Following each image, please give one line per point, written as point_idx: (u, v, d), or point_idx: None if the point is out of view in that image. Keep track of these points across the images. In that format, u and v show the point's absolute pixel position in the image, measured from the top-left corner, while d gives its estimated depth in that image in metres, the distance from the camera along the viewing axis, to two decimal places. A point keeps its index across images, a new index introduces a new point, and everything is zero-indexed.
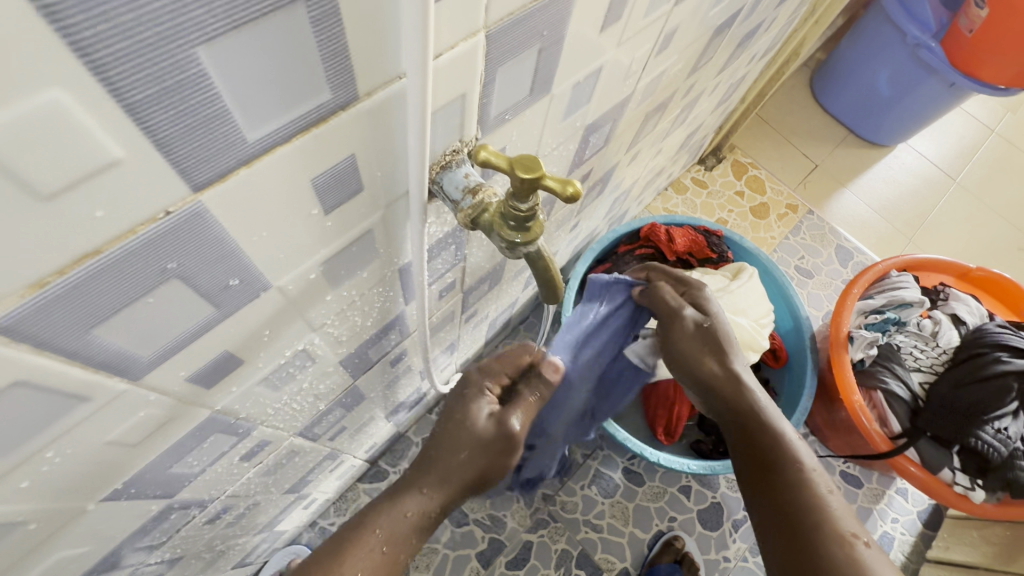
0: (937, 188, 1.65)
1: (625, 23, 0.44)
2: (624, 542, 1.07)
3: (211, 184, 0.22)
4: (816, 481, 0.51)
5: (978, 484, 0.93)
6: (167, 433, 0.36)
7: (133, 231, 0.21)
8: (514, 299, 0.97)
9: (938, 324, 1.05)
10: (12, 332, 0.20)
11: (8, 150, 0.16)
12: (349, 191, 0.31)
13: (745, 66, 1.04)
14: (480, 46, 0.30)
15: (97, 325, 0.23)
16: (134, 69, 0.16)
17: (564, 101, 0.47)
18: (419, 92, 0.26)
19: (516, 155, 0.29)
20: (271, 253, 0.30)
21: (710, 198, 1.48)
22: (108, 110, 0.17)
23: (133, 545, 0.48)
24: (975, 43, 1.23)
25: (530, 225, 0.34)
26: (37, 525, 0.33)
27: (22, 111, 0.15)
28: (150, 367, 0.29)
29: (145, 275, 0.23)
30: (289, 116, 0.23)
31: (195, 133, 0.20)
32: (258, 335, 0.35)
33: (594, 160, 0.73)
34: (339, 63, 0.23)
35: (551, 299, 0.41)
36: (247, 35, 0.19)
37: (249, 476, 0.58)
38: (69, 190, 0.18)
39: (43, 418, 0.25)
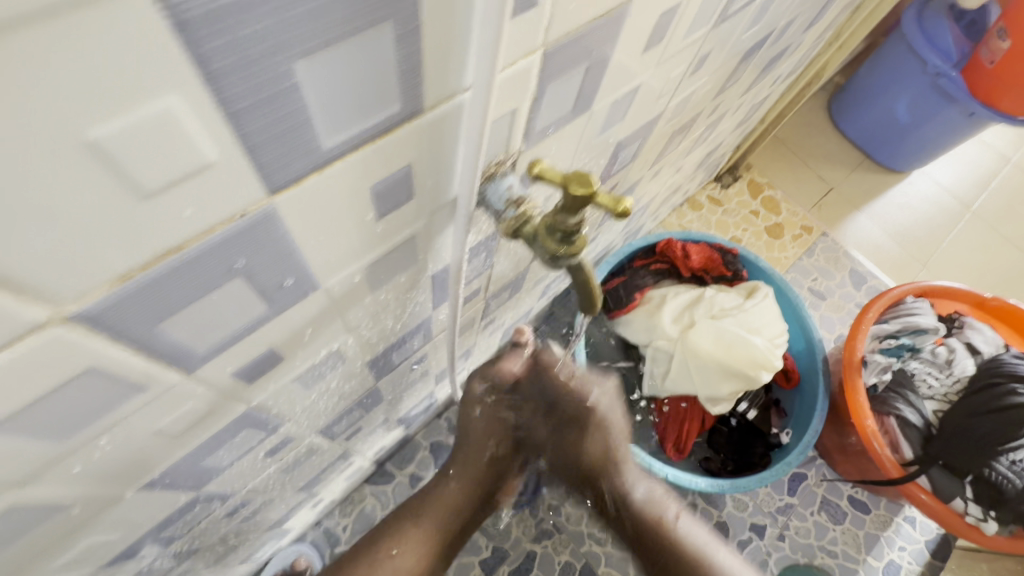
0: (952, 217, 1.65)
1: (665, 45, 0.45)
2: (627, 557, 1.06)
3: (285, 188, 0.23)
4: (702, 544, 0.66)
5: (991, 516, 0.93)
6: (207, 425, 0.36)
7: (212, 229, 0.22)
8: (530, 309, 0.98)
9: (953, 352, 1.04)
10: (93, 321, 0.21)
11: (123, 149, 0.17)
12: (402, 198, 0.32)
13: (768, 88, 1.05)
14: (536, 64, 0.31)
15: (166, 318, 0.24)
16: (241, 77, 0.17)
17: (600, 118, 0.48)
18: (483, 105, 0.27)
19: (572, 172, 0.30)
20: (326, 255, 0.30)
21: (725, 216, 1.48)
22: (213, 114, 0.18)
23: (156, 536, 0.48)
24: (996, 74, 1.24)
25: (574, 238, 0.34)
26: (79, 510, 0.33)
27: (142, 113, 0.16)
28: (203, 361, 0.30)
29: (214, 272, 0.24)
30: (363, 127, 0.24)
31: (281, 138, 0.21)
32: (299, 334, 0.36)
33: (619, 175, 0.73)
34: (413, 76, 0.24)
35: (586, 309, 0.42)
36: (340, 49, 0.20)
37: (269, 472, 0.59)
38: (166, 188, 0.19)
39: (103, 405, 0.26)
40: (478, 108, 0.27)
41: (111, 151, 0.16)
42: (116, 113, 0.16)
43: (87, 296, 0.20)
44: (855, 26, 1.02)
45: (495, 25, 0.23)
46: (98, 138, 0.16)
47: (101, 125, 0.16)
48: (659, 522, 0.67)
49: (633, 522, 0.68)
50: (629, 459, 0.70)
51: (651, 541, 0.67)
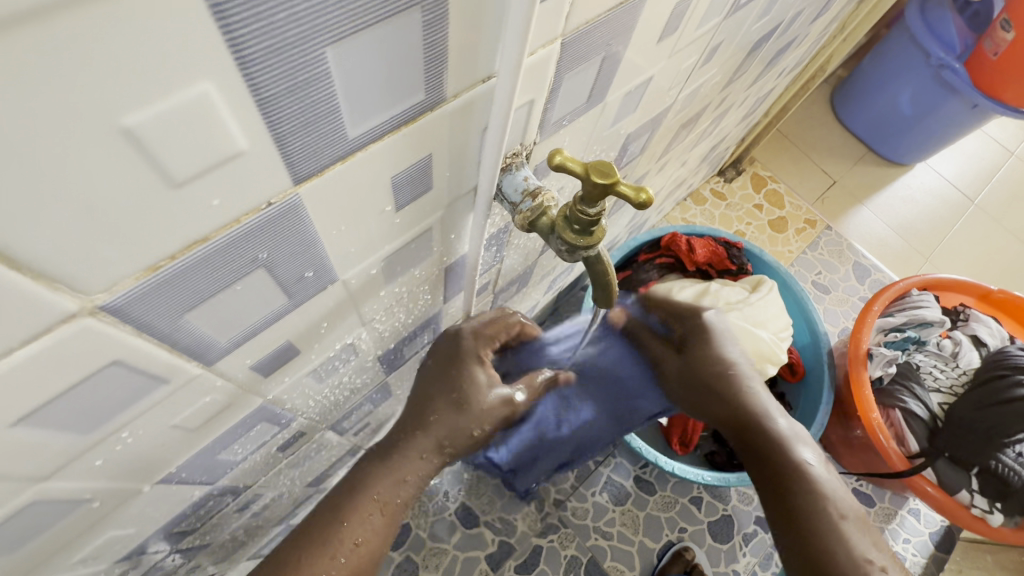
0: (956, 210, 1.65)
1: (678, 35, 0.45)
2: (633, 550, 1.07)
3: (309, 177, 0.23)
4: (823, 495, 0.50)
5: (997, 507, 0.92)
6: (223, 419, 0.36)
7: (237, 220, 0.22)
8: (535, 303, 0.98)
9: (958, 344, 1.05)
10: (120, 313, 0.21)
11: (155, 137, 0.16)
12: (420, 188, 0.31)
13: (773, 81, 1.04)
14: (555, 53, 0.31)
15: (190, 310, 0.24)
16: (272, 63, 0.17)
17: (612, 111, 0.48)
18: (510, 90, 0.26)
19: (592, 162, 0.30)
20: (345, 247, 0.30)
21: (728, 210, 1.48)
22: (244, 101, 0.18)
23: (169, 530, 0.48)
24: (1000, 66, 1.24)
25: (593, 230, 0.34)
26: (98, 504, 0.33)
27: (176, 101, 0.16)
28: (223, 354, 0.29)
29: (238, 264, 0.24)
30: (386, 115, 0.24)
31: (307, 127, 0.20)
32: (315, 327, 0.36)
33: (627, 168, 0.73)
34: (437, 64, 0.24)
35: (603, 303, 0.42)
36: (369, 35, 0.19)
37: (279, 467, 0.59)
38: (195, 178, 0.19)
39: (125, 398, 0.26)
40: (503, 95, 0.27)
41: (145, 139, 0.16)
42: (151, 101, 0.15)
43: (116, 287, 0.20)
44: (860, 19, 1.02)
45: (523, 11, 0.22)
46: (133, 125, 0.16)
47: (137, 113, 0.15)
48: (788, 458, 0.52)
49: (759, 465, 0.54)
50: (773, 408, 0.56)
51: (784, 481, 0.51)
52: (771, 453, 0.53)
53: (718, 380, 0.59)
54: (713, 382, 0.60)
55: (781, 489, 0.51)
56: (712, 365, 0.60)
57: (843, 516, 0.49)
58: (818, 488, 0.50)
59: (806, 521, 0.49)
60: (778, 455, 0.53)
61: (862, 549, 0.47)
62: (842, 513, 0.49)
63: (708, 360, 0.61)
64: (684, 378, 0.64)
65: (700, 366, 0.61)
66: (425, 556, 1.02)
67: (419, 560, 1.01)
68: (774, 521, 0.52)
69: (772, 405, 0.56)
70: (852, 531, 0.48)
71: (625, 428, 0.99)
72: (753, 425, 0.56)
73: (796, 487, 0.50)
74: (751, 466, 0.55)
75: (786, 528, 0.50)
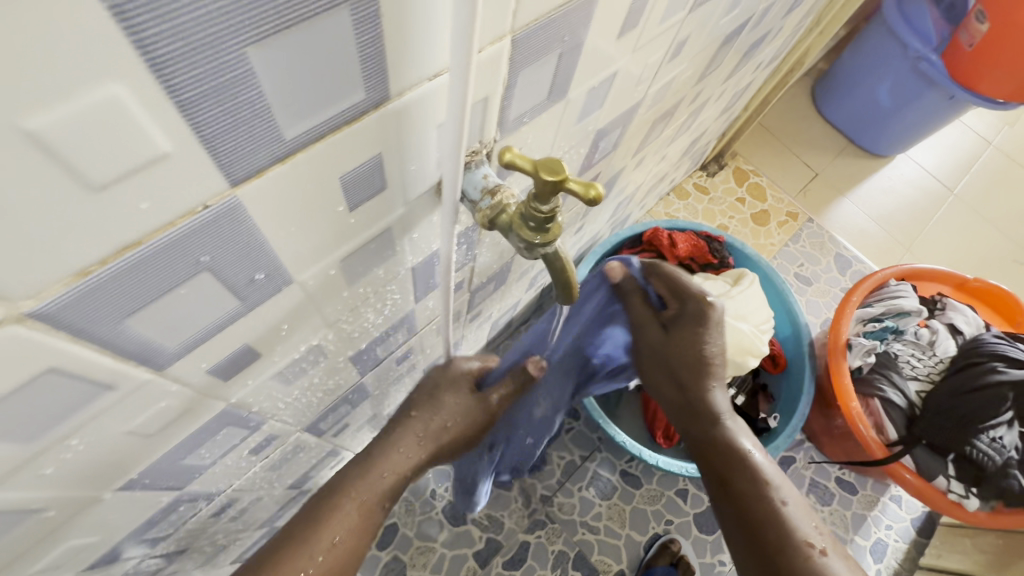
0: (935, 200, 1.67)
1: (640, 31, 0.45)
2: (620, 543, 1.07)
3: (247, 179, 0.23)
4: (769, 493, 0.53)
5: (973, 492, 0.94)
6: (184, 423, 0.36)
7: (172, 223, 0.22)
8: (517, 300, 0.98)
9: (935, 333, 1.06)
10: (53, 320, 0.21)
11: (64, 139, 0.16)
12: (374, 188, 0.31)
13: (751, 74, 1.05)
14: (506, 50, 0.31)
15: (131, 315, 0.24)
16: (186, 65, 0.17)
17: (578, 106, 0.48)
18: (463, 88, 0.26)
19: (541, 159, 0.30)
20: (297, 248, 0.30)
21: (711, 204, 1.49)
22: (161, 103, 0.17)
23: (140, 537, 0.48)
24: (975, 56, 1.25)
25: (549, 226, 0.34)
26: (55, 513, 0.33)
27: (87, 103, 0.16)
28: (175, 358, 0.29)
29: (177, 268, 0.24)
30: (324, 115, 0.23)
31: (236, 129, 0.20)
32: (276, 329, 0.36)
33: (602, 163, 0.73)
34: (375, 64, 0.23)
35: (564, 300, 0.42)
36: (293, 36, 0.19)
37: (255, 470, 0.58)
38: (117, 181, 0.18)
39: (67, 406, 0.26)
40: (456, 93, 0.26)
41: (52, 142, 0.16)
42: (54, 104, 0.15)
43: (43, 294, 0.20)
44: (835, 11, 1.02)
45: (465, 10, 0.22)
46: (38, 129, 0.15)
47: (42, 116, 0.15)
48: (735, 455, 0.56)
49: (710, 466, 0.58)
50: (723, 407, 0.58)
51: (734, 484, 0.55)
52: (722, 453, 0.57)
53: (685, 370, 0.59)
54: (683, 370, 0.59)
55: (730, 485, 0.55)
56: (689, 354, 0.58)
57: (784, 502, 0.53)
58: (759, 480, 0.54)
59: (753, 516, 0.53)
60: (724, 451, 0.57)
61: (803, 533, 0.51)
62: (784, 498, 0.53)
63: (690, 345, 0.57)
64: (653, 352, 0.62)
65: (678, 349, 0.59)
66: (413, 555, 1.02)
67: (406, 558, 1.01)
68: (728, 521, 0.55)
69: (723, 405, 0.58)
70: (793, 515, 0.52)
71: (608, 423, 0.99)
72: (702, 428, 0.59)
73: (744, 488, 0.54)
74: (704, 467, 0.58)
75: (740, 530, 0.54)
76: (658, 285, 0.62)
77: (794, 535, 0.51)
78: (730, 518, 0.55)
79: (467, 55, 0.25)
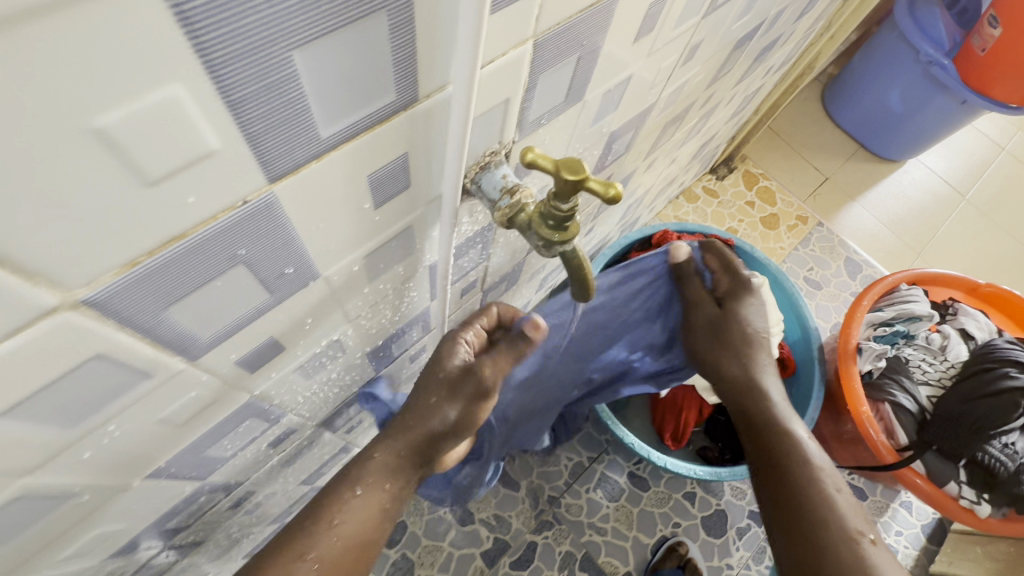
0: (946, 205, 1.66)
1: (655, 36, 0.46)
2: (627, 545, 1.07)
3: (284, 176, 0.24)
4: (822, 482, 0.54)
5: (984, 498, 0.94)
6: (210, 414, 0.37)
7: (214, 217, 0.23)
8: (527, 301, 0.99)
9: (946, 338, 1.06)
10: (102, 308, 0.22)
11: (127, 138, 0.17)
12: (398, 187, 0.32)
13: (760, 79, 1.05)
14: (527, 54, 0.32)
15: (171, 305, 0.25)
16: (239, 68, 0.18)
17: (592, 109, 0.49)
18: (465, 99, 0.28)
19: (562, 159, 0.31)
20: (324, 244, 0.31)
21: (720, 207, 1.49)
22: (214, 104, 0.18)
23: (161, 527, 0.49)
24: (988, 62, 1.24)
25: (567, 225, 0.35)
26: (87, 498, 0.34)
27: (148, 103, 0.17)
28: (207, 349, 0.30)
29: (216, 260, 0.25)
30: (358, 116, 0.24)
31: (279, 128, 0.21)
32: (300, 324, 0.37)
33: (614, 166, 0.74)
34: (406, 67, 0.24)
35: (580, 297, 0.43)
36: (335, 39, 0.20)
37: (271, 464, 0.60)
38: (169, 176, 0.19)
39: (106, 393, 0.27)
40: (461, 101, 0.28)
41: (117, 138, 0.17)
42: (121, 103, 0.16)
43: (95, 282, 0.21)
44: (845, 17, 1.03)
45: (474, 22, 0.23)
46: (106, 126, 0.17)
47: (108, 114, 0.16)
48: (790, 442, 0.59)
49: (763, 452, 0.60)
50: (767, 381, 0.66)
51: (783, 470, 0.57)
52: (776, 440, 0.60)
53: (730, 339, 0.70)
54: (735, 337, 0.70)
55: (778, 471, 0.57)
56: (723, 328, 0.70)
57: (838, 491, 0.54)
58: (814, 468, 0.56)
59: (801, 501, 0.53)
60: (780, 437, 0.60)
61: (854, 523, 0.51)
62: (837, 486, 0.54)
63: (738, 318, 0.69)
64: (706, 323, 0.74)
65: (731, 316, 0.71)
66: (421, 553, 1.02)
67: (414, 557, 1.02)
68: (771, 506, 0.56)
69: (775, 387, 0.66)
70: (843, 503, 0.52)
71: (616, 423, 1.00)
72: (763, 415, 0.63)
73: (796, 470, 0.56)
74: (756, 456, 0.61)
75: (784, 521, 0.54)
76: (712, 260, 0.76)
77: (844, 520, 0.50)
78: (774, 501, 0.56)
79: (473, 70, 0.26)
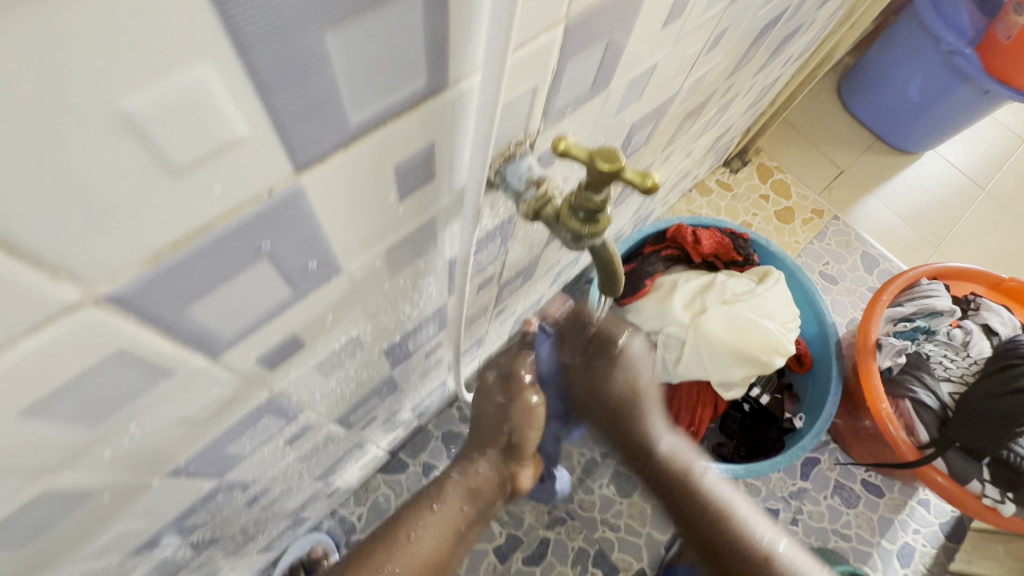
0: (965, 198, 1.63)
1: (682, 23, 0.45)
2: (641, 542, 1.06)
3: (311, 165, 0.23)
4: None
5: (1009, 497, 0.91)
6: (230, 412, 0.36)
7: (240, 208, 0.22)
8: (541, 296, 0.97)
9: (968, 334, 1.04)
10: (124, 303, 0.21)
11: (154, 122, 0.16)
12: (424, 177, 0.31)
13: (779, 69, 1.03)
14: (557, 39, 0.31)
15: (194, 301, 0.24)
16: (269, 48, 0.17)
17: (616, 99, 0.47)
18: (493, 95, 0.26)
19: (597, 148, 0.30)
20: (349, 237, 0.30)
21: (734, 201, 1.47)
22: (243, 87, 0.17)
23: (179, 524, 0.49)
24: (1012, 50, 1.21)
25: (598, 217, 0.34)
26: (108, 497, 0.34)
27: (175, 84, 0.16)
28: (229, 345, 0.29)
29: (240, 254, 0.24)
30: (386, 103, 0.23)
31: (308, 114, 0.20)
32: (321, 320, 0.36)
33: (632, 158, 0.72)
34: (438, 50, 0.23)
35: (609, 292, 0.42)
36: (368, 19, 0.19)
37: (287, 461, 0.59)
38: (196, 164, 0.18)
39: (128, 392, 0.26)
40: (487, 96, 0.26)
41: (144, 124, 0.16)
42: (148, 84, 0.15)
43: (119, 276, 0.20)
44: (868, 4, 1.00)
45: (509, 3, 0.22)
46: (132, 110, 0.15)
47: (134, 96, 0.15)
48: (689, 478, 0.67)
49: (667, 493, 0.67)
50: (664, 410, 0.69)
51: None
52: None
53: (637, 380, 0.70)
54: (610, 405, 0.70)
55: None
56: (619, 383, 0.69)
57: None
58: None
59: None
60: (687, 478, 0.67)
61: None
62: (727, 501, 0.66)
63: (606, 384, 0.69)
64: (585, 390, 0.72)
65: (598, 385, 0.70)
66: None
67: None
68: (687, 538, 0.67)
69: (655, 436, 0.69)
70: None
71: None
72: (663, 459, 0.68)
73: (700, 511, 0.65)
74: None
75: None
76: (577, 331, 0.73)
77: None
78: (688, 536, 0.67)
79: (502, 60, 0.24)
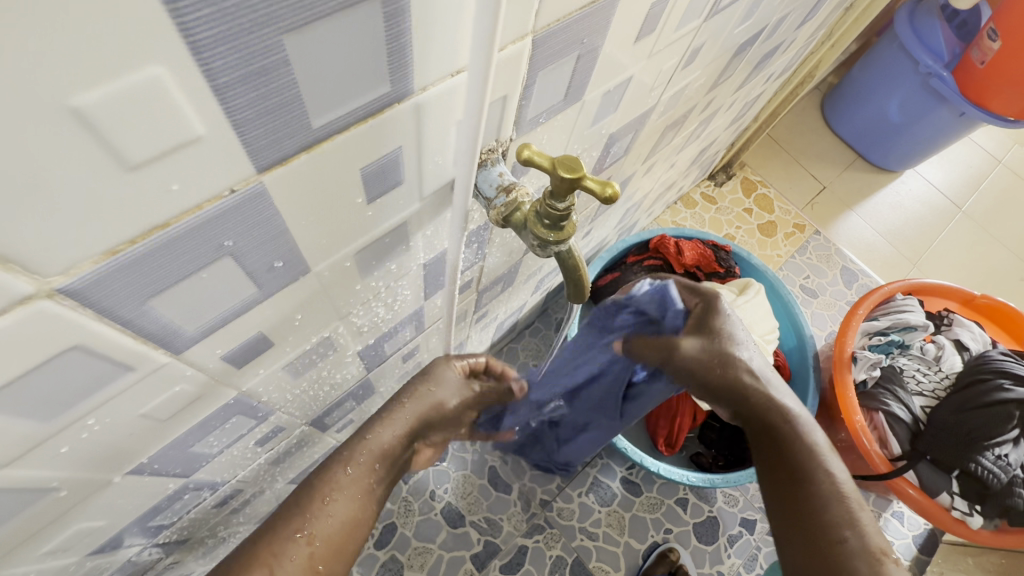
0: (942, 216, 1.67)
1: (657, 36, 0.46)
2: (619, 551, 1.07)
3: (273, 166, 0.23)
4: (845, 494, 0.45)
5: (976, 510, 0.93)
6: (196, 409, 0.36)
7: (198, 207, 0.22)
8: (523, 303, 0.98)
9: (941, 349, 1.06)
10: (79, 296, 0.21)
11: (106, 118, 0.17)
12: (392, 181, 0.31)
13: (761, 86, 1.05)
14: (527, 50, 0.31)
15: (153, 297, 0.24)
16: (225, 49, 0.18)
17: (592, 110, 0.48)
18: (481, 82, 0.27)
19: (560, 157, 0.31)
20: (314, 240, 0.31)
21: (718, 214, 1.49)
22: (199, 87, 0.18)
23: (143, 524, 0.48)
24: (987, 74, 1.25)
25: (563, 224, 0.35)
26: (66, 493, 0.33)
27: (128, 83, 0.16)
28: (191, 343, 0.30)
29: (202, 251, 0.24)
30: (350, 107, 0.24)
31: (267, 116, 0.21)
32: (289, 319, 0.36)
33: (613, 168, 0.73)
34: (400, 57, 0.24)
35: (575, 298, 0.43)
36: (325, 26, 0.20)
37: (258, 462, 0.59)
38: (152, 161, 0.19)
39: (86, 385, 0.26)
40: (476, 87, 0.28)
41: (97, 121, 0.16)
42: (100, 82, 0.16)
43: (73, 270, 0.20)
44: (847, 25, 1.03)
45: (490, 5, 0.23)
46: (84, 106, 0.16)
47: (88, 93, 0.16)
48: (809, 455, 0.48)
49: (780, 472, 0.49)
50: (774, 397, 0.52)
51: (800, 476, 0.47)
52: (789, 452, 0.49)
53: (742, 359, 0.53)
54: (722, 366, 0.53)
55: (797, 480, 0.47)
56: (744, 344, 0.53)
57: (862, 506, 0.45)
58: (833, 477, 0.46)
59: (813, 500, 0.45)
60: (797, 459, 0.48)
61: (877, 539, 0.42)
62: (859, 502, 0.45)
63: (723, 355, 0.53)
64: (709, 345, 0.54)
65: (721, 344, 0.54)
66: (410, 555, 1.01)
67: (403, 559, 1.01)
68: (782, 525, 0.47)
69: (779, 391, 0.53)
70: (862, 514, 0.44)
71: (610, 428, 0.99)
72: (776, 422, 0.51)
73: (809, 478, 0.47)
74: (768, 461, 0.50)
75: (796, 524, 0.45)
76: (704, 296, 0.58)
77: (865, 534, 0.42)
78: (783, 524, 0.46)
79: (489, 52, 0.26)
